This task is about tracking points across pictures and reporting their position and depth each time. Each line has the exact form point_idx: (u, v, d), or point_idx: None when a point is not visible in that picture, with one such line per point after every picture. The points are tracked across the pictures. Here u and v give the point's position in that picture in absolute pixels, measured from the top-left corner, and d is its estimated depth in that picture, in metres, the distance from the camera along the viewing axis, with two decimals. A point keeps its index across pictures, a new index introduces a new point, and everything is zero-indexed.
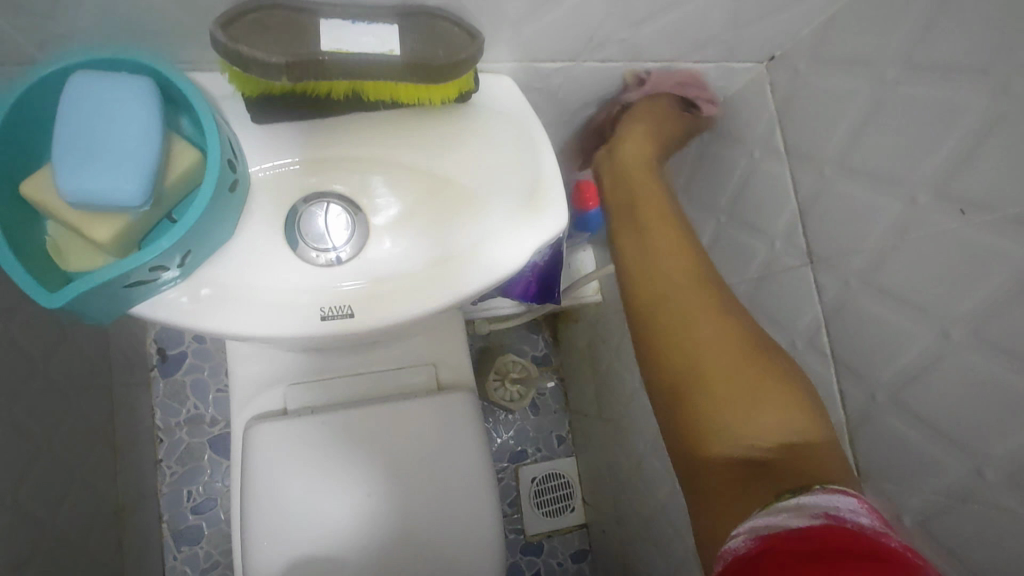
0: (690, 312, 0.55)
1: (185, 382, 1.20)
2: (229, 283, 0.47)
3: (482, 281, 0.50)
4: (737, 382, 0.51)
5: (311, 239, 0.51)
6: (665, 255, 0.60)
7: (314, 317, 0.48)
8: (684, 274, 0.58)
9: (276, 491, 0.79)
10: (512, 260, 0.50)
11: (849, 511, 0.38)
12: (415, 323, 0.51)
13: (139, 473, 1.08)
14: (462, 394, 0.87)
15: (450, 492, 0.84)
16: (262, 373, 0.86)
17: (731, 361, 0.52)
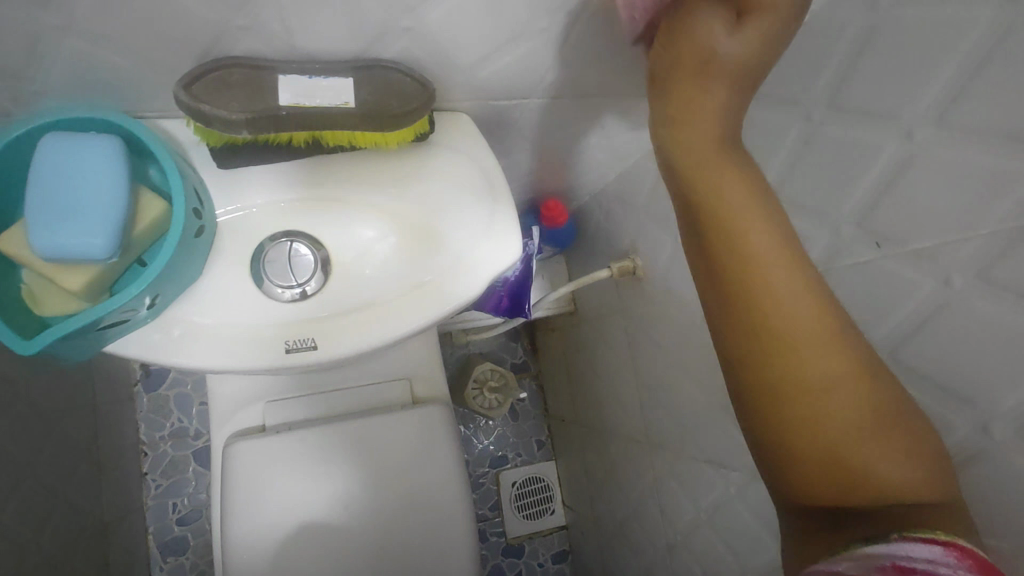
0: (788, 331, 0.38)
1: (169, 397, 1.22)
2: (197, 320, 0.51)
3: (444, 309, 0.54)
4: (844, 421, 0.37)
5: (276, 276, 0.54)
6: (758, 258, 0.39)
7: (279, 350, 0.51)
8: (784, 279, 0.39)
9: (255, 505, 0.82)
10: (469, 289, 0.54)
11: (926, 567, 0.32)
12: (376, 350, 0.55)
13: (123, 487, 1.10)
14: (435, 407, 0.90)
15: (425, 501, 0.87)
16: (241, 391, 0.89)
17: (836, 393, 0.37)
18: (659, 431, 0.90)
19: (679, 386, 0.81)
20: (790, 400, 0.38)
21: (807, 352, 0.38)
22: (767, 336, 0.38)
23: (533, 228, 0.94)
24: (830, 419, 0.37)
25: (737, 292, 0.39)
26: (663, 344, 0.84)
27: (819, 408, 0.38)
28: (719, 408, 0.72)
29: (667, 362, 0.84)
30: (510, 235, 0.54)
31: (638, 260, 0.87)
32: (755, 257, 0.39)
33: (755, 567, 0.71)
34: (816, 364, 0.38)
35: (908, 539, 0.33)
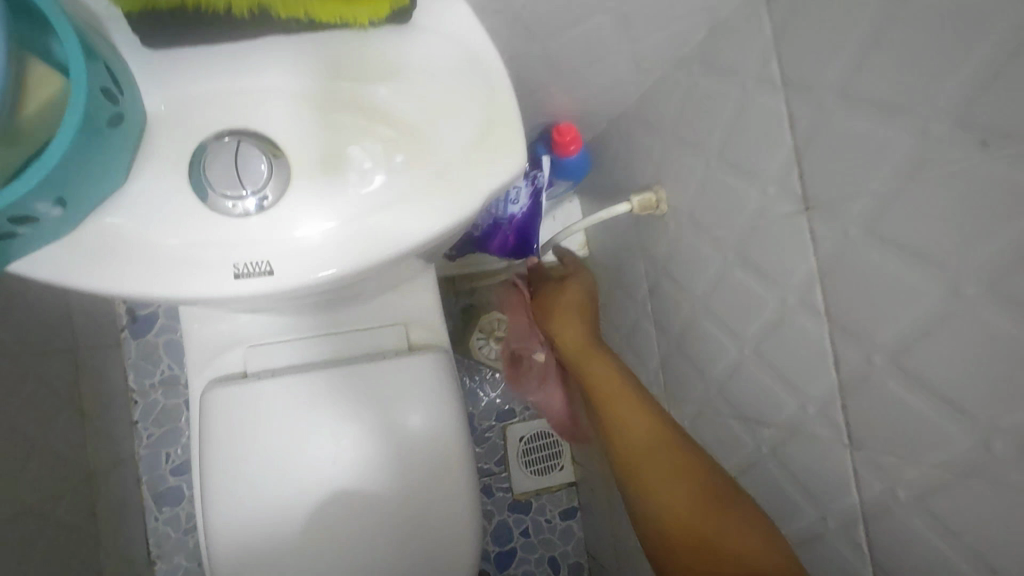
0: (646, 453, 0.69)
1: (158, 343, 1.16)
2: (123, 236, 0.44)
3: (424, 234, 0.46)
4: (689, 509, 0.62)
5: (224, 186, 0.45)
6: (623, 418, 0.74)
7: (227, 275, 0.44)
8: (639, 427, 0.72)
9: (233, 457, 0.76)
10: (458, 209, 0.46)
11: None
12: (347, 282, 0.48)
13: (112, 437, 1.05)
14: (432, 355, 0.82)
15: (422, 460, 0.80)
16: (221, 335, 0.81)
17: (684, 490, 0.64)
18: (678, 384, 0.81)
19: (704, 334, 0.73)
20: (660, 497, 0.65)
21: (656, 462, 0.68)
22: (641, 467, 0.69)
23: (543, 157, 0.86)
24: (692, 513, 0.62)
25: (619, 447, 0.72)
26: (689, 287, 0.74)
27: (677, 496, 0.64)
28: (754, 356, 0.63)
29: (692, 307, 0.75)
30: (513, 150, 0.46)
31: (661, 192, 0.77)
32: (617, 414, 0.74)
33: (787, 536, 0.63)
34: (666, 471, 0.67)
35: None
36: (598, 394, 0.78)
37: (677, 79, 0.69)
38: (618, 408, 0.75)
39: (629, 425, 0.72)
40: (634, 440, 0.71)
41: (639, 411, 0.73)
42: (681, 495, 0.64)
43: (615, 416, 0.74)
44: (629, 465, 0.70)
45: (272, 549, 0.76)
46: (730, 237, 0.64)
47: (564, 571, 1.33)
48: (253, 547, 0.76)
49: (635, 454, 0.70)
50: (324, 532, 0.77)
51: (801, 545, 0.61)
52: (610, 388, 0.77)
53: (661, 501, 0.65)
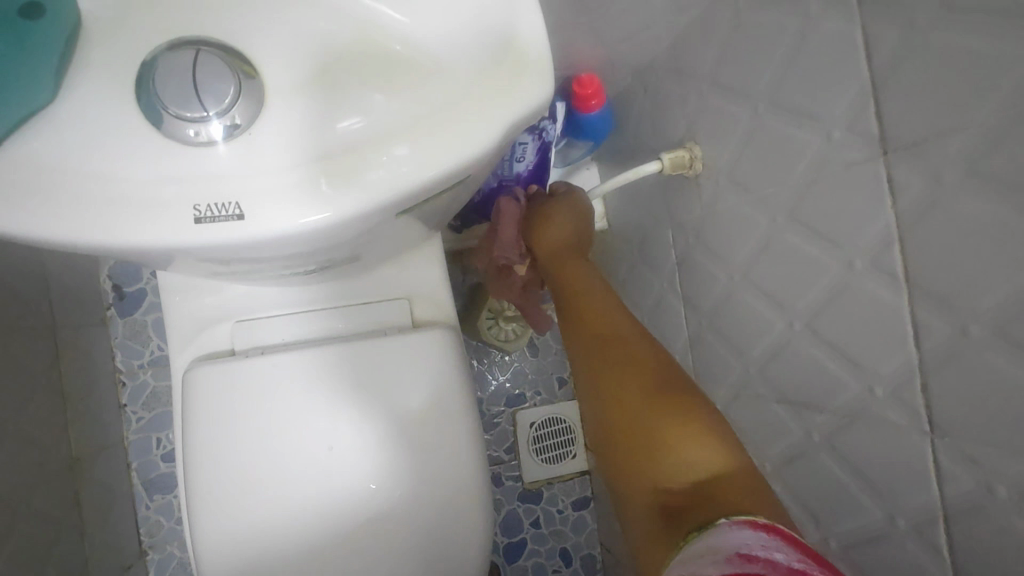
0: (611, 353, 0.63)
1: (147, 322, 1.09)
2: (66, 170, 0.40)
3: (418, 175, 0.42)
4: (649, 421, 0.55)
5: (178, 105, 0.40)
6: (591, 317, 0.67)
7: (187, 219, 0.40)
8: (610, 327, 0.66)
9: (218, 442, 0.69)
10: (461, 151, 0.42)
11: (762, 548, 0.36)
12: (333, 234, 0.44)
13: (98, 421, 0.99)
14: (441, 333, 0.75)
15: (428, 450, 0.73)
16: (206, 310, 0.74)
17: (646, 391, 0.57)
18: (710, 365, 0.74)
19: (744, 309, 0.65)
20: (617, 398, 0.59)
21: (622, 362, 0.61)
22: (602, 365, 0.62)
23: (557, 106, 0.79)
24: (643, 420, 0.55)
25: (584, 345, 0.66)
26: (726, 255, 0.66)
27: (635, 398, 0.57)
28: (805, 331, 0.55)
29: (730, 279, 0.67)
30: (528, 88, 0.42)
31: (696, 150, 0.69)
32: (587, 313, 0.68)
33: (840, 535, 0.55)
34: (632, 371, 0.60)
35: (738, 527, 0.40)
36: (569, 295, 0.71)
37: (719, 16, 0.61)
38: (590, 308, 0.68)
39: (597, 325, 0.66)
40: (602, 339, 0.65)
41: (614, 326, 0.65)
42: (642, 399, 0.57)
43: (585, 313, 0.68)
44: (595, 376, 0.63)
45: (262, 548, 0.68)
46: (780, 195, 0.56)
47: (576, 564, 1.26)
48: (243, 546, 0.68)
49: (602, 366, 0.62)
50: (322, 531, 0.70)
51: (858, 545, 0.53)
52: (584, 303, 0.69)
53: (619, 417, 0.58)
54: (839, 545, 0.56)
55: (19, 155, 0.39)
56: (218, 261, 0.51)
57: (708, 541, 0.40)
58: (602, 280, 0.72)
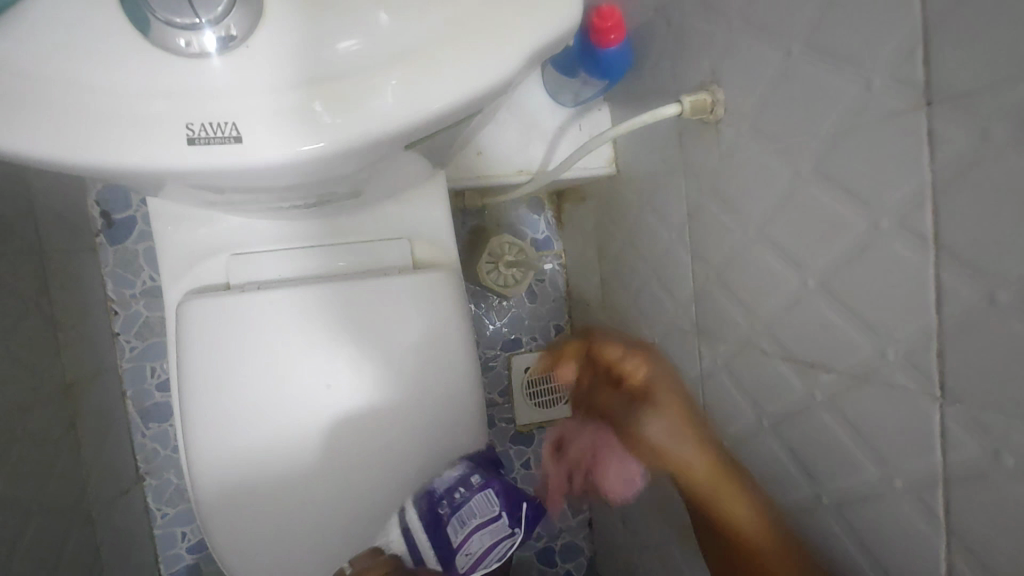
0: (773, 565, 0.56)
1: (138, 251, 1.06)
2: (53, 78, 0.40)
3: (417, 111, 0.42)
4: None
5: (173, 13, 0.40)
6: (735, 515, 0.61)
7: (182, 138, 0.41)
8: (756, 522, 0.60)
9: (212, 376, 0.68)
10: (461, 88, 0.42)
11: None
12: (326, 164, 0.44)
13: (92, 348, 0.97)
14: (441, 277, 0.74)
15: (422, 393, 0.73)
16: (201, 241, 0.71)
17: None
18: (714, 321, 0.73)
19: (756, 266, 0.63)
20: None
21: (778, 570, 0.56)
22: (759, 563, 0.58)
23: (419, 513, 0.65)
24: None
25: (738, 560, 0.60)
26: (742, 208, 0.64)
27: None
28: (820, 290, 0.54)
29: (744, 233, 0.64)
30: (528, 29, 0.42)
31: (718, 93, 0.65)
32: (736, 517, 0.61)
33: (833, 493, 0.56)
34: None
35: None
36: (697, 495, 0.63)
37: None
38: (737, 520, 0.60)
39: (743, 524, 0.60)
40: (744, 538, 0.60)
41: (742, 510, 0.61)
42: None
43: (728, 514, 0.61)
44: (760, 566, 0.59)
45: (260, 480, 0.69)
46: (808, 146, 0.53)
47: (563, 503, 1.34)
48: (238, 478, 0.69)
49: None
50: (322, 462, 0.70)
51: (852, 504, 0.54)
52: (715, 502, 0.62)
53: None
54: (831, 502, 0.57)
55: (23, 67, 0.39)
56: (220, 189, 0.51)
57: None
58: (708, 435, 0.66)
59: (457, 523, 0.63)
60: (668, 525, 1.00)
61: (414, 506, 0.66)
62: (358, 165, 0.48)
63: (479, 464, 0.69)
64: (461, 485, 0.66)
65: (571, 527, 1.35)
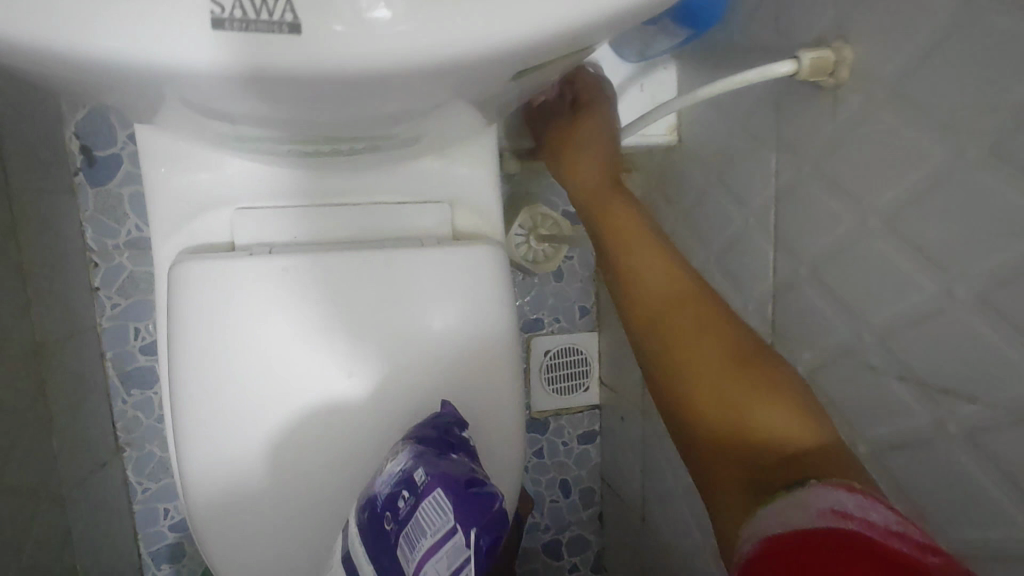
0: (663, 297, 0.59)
1: (122, 196, 0.93)
2: None
3: (488, 41, 0.34)
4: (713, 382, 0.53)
5: None
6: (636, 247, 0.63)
7: (203, 21, 0.31)
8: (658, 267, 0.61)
9: (208, 352, 0.57)
10: (554, 14, 0.34)
11: (858, 509, 0.37)
12: (360, 91, 0.35)
13: (67, 304, 0.85)
14: (486, 250, 0.63)
15: (457, 385, 0.62)
16: (200, 190, 0.59)
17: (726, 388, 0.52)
18: (802, 324, 0.63)
19: (874, 265, 0.53)
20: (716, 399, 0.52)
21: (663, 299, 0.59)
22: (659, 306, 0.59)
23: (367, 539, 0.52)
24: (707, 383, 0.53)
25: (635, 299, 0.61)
26: (861, 195, 0.53)
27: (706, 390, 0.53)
28: (973, 304, 0.44)
29: (859, 225, 0.54)
30: None
31: (845, 51, 0.53)
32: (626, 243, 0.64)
33: (956, 541, 0.48)
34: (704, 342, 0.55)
35: (831, 487, 0.40)
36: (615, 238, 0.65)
37: None
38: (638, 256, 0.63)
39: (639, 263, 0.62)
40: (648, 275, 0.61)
41: (716, 351, 0.54)
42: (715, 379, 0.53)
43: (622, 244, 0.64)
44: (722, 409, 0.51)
45: (262, 479, 0.58)
46: (985, 123, 0.42)
47: (574, 494, 1.26)
48: (236, 476, 0.58)
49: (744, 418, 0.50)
50: (263, 362, 0.57)
51: (984, 559, 0.46)
52: (681, 338, 0.56)
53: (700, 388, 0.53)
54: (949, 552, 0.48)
55: None
56: (250, 120, 0.40)
57: (795, 497, 0.41)
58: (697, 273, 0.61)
59: (406, 546, 0.48)
60: (701, 534, 0.92)
61: (357, 528, 0.53)
62: (389, 105, 0.39)
63: (427, 450, 0.53)
64: (405, 486, 0.51)
65: (581, 520, 1.28)
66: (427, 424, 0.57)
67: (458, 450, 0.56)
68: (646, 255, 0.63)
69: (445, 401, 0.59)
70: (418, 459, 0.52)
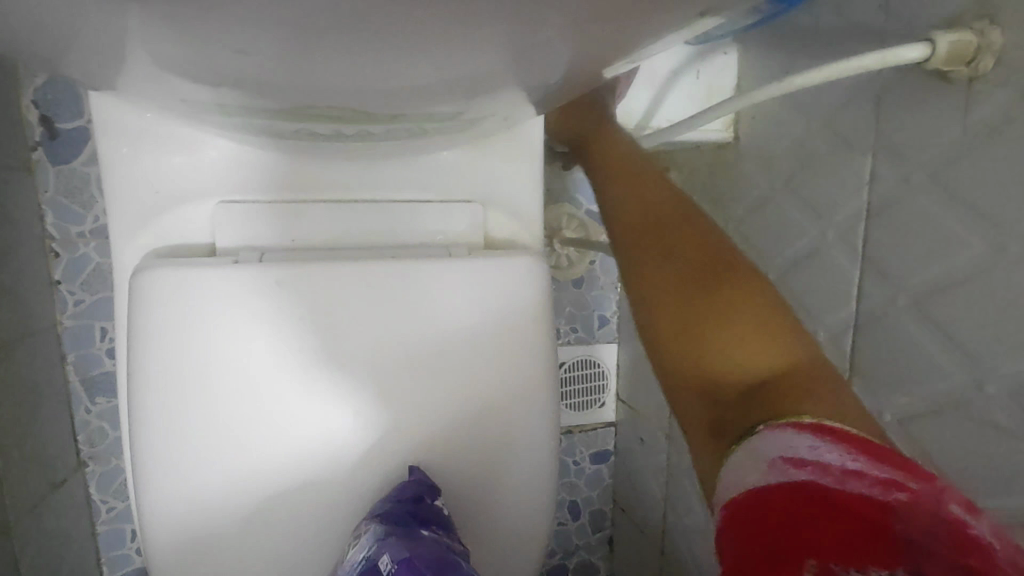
0: (677, 241, 0.51)
1: (89, 176, 0.80)
2: None
3: None
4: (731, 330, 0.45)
5: None
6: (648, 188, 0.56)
7: None
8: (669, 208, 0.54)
9: (176, 378, 0.46)
10: None
11: (809, 452, 0.34)
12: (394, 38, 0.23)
13: (19, 301, 0.73)
14: (527, 264, 0.52)
15: (484, 423, 0.52)
16: (173, 179, 0.47)
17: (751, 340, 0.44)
18: (896, 363, 0.53)
19: (1012, 303, 0.43)
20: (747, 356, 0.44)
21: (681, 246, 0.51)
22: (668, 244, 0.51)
23: None
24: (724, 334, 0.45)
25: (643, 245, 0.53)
26: (999, 216, 0.43)
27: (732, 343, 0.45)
28: None
29: (992, 253, 0.44)
30: None
31: (992, 34, 0.42)
32: (633, 186, 0.57)
33: None
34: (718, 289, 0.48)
35: (781, 429, 0.37)
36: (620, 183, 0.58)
37: None
38: (645, 199, 0.55)
39: (647, 206, 0.55)
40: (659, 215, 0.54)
41: (695, 281, 0.49)
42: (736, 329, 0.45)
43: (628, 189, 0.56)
44: (690, 342, 0.47)
45: (247, 533, 0.48)
46: None
47: (584, 517, 1.17)
48: (214, 528, 0.48)
49: (715, 350, 0.45)
50: (242, 382, 0.47)
51: None
52: (649, 266, 0.51)
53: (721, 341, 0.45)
54: None
55: None
56: (241, 81, 0.29)
57: (745, 447, 0.38)
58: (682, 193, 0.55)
59: None
60: None
61: None
62: (424, 68, 0.27)
63: (392, 530, 0.45)
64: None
65: (589, 545, 1.18)
66: (392, 494, 0.48)
67: (432, 523, 0.47)
68: (653, 197, 0.55)
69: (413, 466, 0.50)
70: (381, 544, 0.44)
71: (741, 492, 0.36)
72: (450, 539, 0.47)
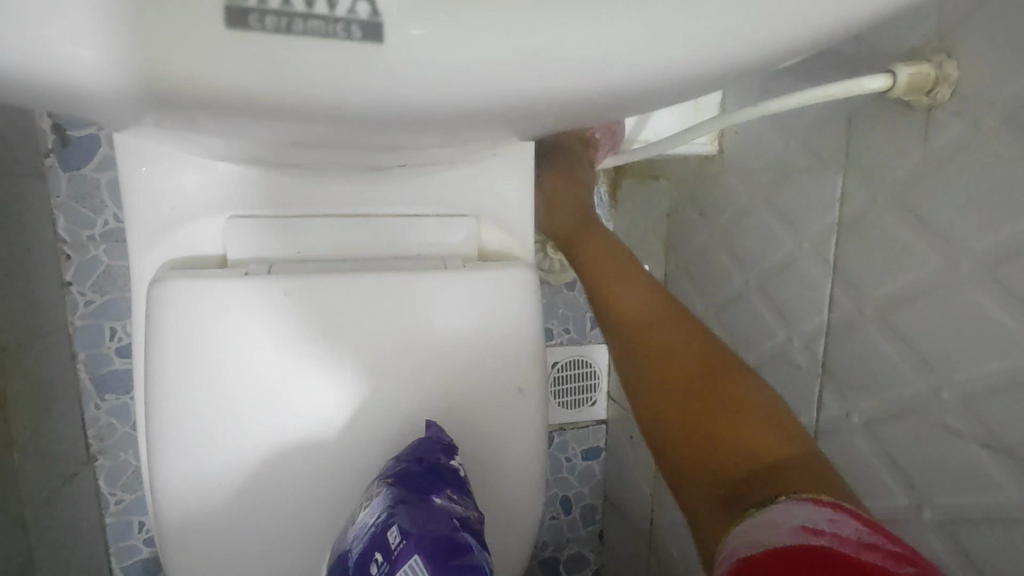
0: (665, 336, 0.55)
1: (100, 182, 0.83)
2: None
3: None
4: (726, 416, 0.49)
5: None
6: (631, 284, 0.60)
7: None
8: (653, 304, 0.58)
9: (191, 385, 0.49)
10: None
11: (828, 523, 0.34)
12: None
13: (33, 303, 0.76)
14: (520, 275, 0.55)
15: (478, 422, 0.56)
16: (187, 196, 0.51)
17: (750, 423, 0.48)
18: (863, 370, 0.56)
19: (964, 317, 0.46)
20: (750, 436, 0.47)
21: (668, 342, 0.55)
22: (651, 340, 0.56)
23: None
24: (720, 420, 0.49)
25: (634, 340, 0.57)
26: (953, 236, 0.47)
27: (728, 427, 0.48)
28: None
29: (947, 269, 0.48)
30: None
31: (949, 68, 0.46)
32: (615, 278, 0.61)
33: None
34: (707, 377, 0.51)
35: (801, 503, 0.36)
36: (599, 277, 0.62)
37: None
38: (628, 296, 0.59)
39: (628, 303, 0.59)
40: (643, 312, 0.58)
41: (687, 371, 0.52)
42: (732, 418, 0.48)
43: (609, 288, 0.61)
44: (693, 432, 0.49)
45: (258, 522, 0.52)
46: None
47: (575, 511, 1.21)
48: (226, 518, 0.52)
49: (718, 436, 0.48)
50: (251, 395, 0.50)
51: None
52: (651, 364, 0.54)
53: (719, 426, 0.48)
54: None
55: None
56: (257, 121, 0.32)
57: (764, 515, 0.37)
58: (671, 301, 0.59)
59: None
60: None
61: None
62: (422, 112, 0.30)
63: (404, 499, 0.47)
64: (379, 549, 0.45)
65: (581, 538, 1.22)
66: (407, 458, 0.51)
67: (444, 490, 0.49)
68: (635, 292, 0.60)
69: (430, 422, 0.53)
70: (392, 515, 0.46)
71: (756, 549, 0.34)
72: (463, 507, 0.49)
